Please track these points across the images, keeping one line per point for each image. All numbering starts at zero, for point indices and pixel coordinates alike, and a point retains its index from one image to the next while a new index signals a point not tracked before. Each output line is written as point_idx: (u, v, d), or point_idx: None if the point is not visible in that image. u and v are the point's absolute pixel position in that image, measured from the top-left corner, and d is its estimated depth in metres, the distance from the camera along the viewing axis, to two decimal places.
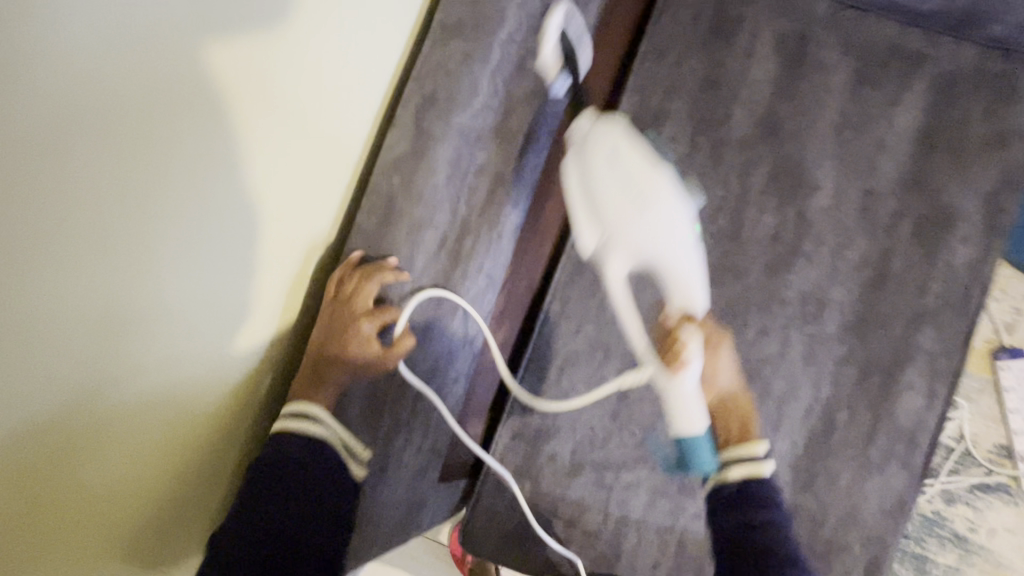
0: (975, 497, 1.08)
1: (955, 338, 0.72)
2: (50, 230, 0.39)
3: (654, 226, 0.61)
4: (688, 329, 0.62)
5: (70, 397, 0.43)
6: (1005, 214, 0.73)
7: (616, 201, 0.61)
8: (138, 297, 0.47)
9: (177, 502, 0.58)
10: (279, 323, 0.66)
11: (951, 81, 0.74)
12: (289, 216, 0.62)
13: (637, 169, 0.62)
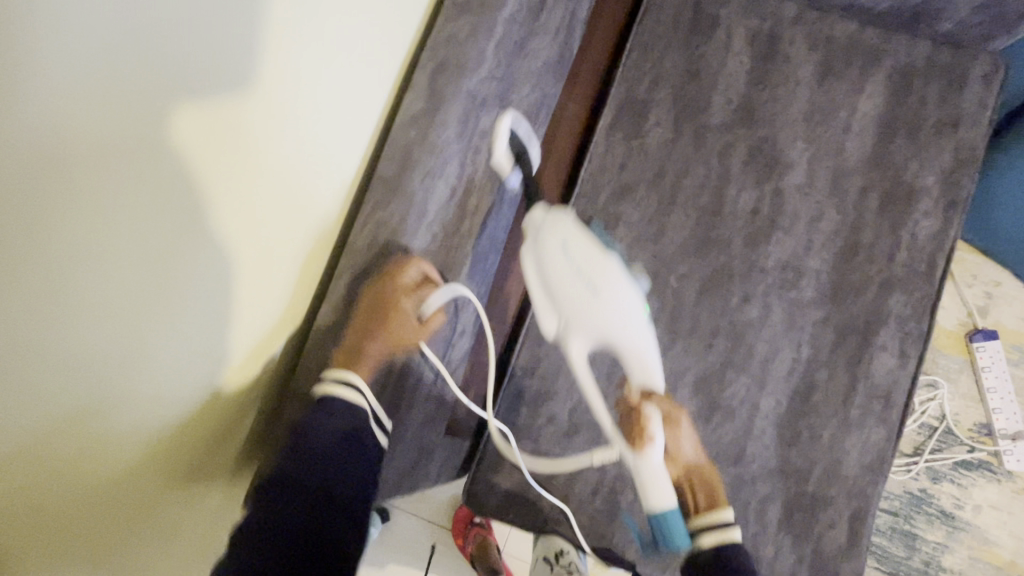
0: (960, 474, 1.12)
1: (923, 302, 0.78)
2: (53, 260, 0.37)
3: (613, 314, 0.64)
4: (650, 411, 0.67)
5: (69, 431, 0.41)
6: (962, 190, 0.80)
7: (575, 294, 0.64)
8: (143, 320, 0.45)
9: (177, 511, 0.57)
10: (285, 319, 0.65)
11: (908, 71, 0.82)
12: (296, 219, 0.61)
13: (589, 262, 0.64)
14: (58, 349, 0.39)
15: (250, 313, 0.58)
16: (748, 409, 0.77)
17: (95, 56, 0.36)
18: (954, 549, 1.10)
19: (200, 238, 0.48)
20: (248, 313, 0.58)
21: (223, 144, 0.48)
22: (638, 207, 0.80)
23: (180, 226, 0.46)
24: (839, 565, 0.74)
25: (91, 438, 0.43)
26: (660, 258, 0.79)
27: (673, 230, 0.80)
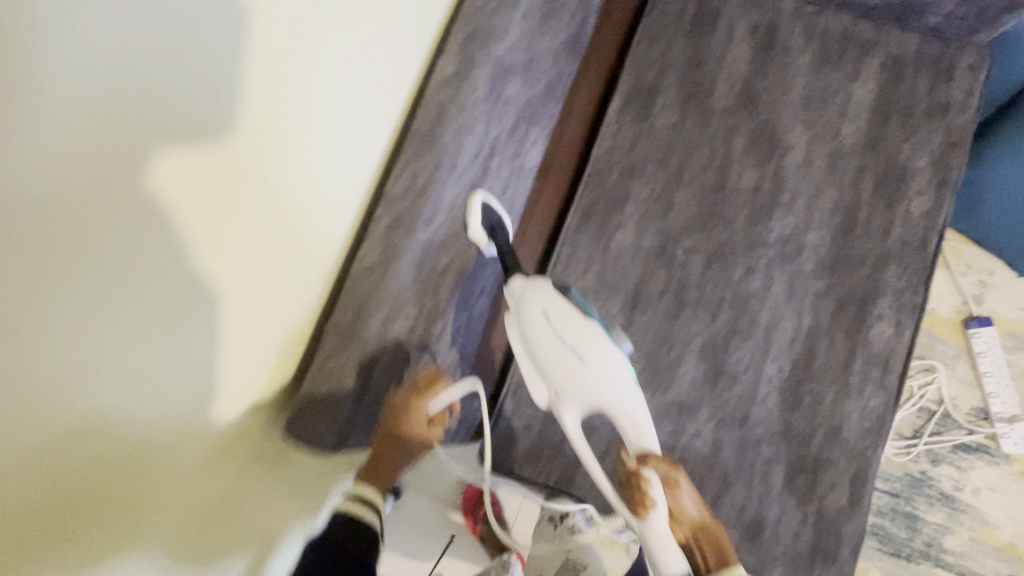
0: (959, 457, 1.15)
1: (917, 276, 0.82)
2: (73, 274, 0.37)
3: (599, 383, 0.61)
4: (647, 474, 0.62)
5: (100, 452, 0.41)
6: (952, 171, 0.84)
7: (560, 364, 0.62)
8: (174, 332, 0.46)
9: (232, 525, 0.58)
10: (313, 318, 0.66)
11: (899, 61, 0.87)
12: (317, 222, 0.61)
13: (570, 329, 0.61)
14: (82, 367, 0.39)
15: (277, 319, 0.59)
16: (752, 375, 0.80)
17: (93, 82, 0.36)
18: (955, 531, 1.12)
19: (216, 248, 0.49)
20: (274, 320, 0.59)
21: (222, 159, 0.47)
22: (646, 184, 0.85)
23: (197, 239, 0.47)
24: (841, 525, 0.77)
25: (123, 461, 0.44)
26: (667, 232, 0.84)
27: (679, 206, 0.85)
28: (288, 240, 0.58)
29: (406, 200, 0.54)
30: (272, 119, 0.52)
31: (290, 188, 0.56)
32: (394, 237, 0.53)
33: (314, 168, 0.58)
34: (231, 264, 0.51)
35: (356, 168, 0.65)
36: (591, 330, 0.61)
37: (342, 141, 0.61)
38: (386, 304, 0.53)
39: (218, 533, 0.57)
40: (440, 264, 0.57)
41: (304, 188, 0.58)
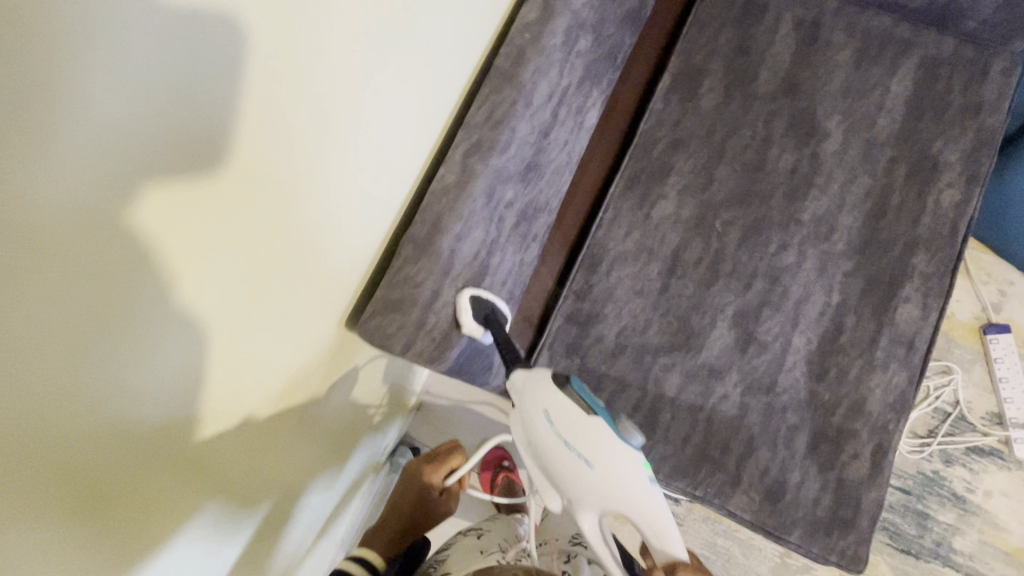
0: (971, 459, 1.16)
1: (944, 262, 0.85)
2: (129, 288, 0.34)
3: (607, 485, 0.52)
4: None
5: (138, 464, 0.40)
6: (982, 167, 0.88)
7: (562, 465, 0.54)
8: (220, 316, 0.44)
9: (254, 467, 0.60)
10: (361, 258, 0.67)
11: (935, 62, 0.92)
12: (358, 183, 0.60)
13: (569, 432, 0.53)
14: (131, 379, 0.36)
15: (313, 281, 0.58)
16: (781, 345, 0.84)
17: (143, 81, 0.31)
18: (965, 532, 1.14)
19: (260, 235, 0.46)
20: (312, 278, 0.58)
21: (281, 157, 0.46)
22: (689, 159, 0.90)
23: (245, 227, 0.44)
24: (860, 493, 0.79)
25: (159, 465, 0.42)
26: (707, 204, 0.88)
27: (719, 181, 0.89)
28: (330, 214, 0.57)
29: (484, 129, 0.59)
30: (320, 94, 0.48)
31: (337, 169, 0.54)
32: (471, 161, 0.59)
33: (360, 145, 0.58)
34: (277, 239, 0.49)
35: (402, 129, 0.65)
36: (596, 435, 0.51)
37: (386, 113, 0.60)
38: (460, 221, 0.58)
39: (246, 480, 0.59)
40: (507, 195, 0.62)
41: (350, 166, 0.57)
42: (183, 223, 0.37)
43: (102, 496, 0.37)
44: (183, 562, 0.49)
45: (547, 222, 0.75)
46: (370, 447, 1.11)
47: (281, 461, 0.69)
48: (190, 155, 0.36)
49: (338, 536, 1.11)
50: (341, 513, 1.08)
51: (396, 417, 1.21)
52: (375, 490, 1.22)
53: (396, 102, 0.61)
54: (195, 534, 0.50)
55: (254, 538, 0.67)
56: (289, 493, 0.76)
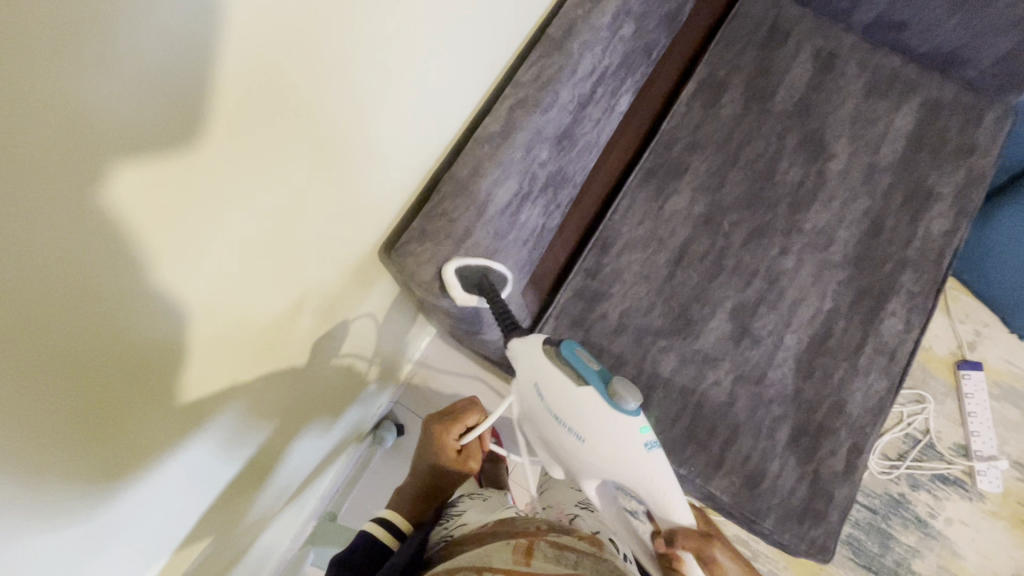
0: (936, 486, 1.21)
1: (928, 284, 0.92)
2: (156, 250, 0.37)
3: (601, 452, 0.62)
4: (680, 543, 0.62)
5: (136, 406, 0.43)
6: (970, 203, 0.96)
7: (561, 435, 0.64)
8: (240, 266, 0.47)
9: (262, 390, 0.64)
10: (388, 204, 0.70)
11: (936, 103, 1.00)
12: (388, 139, 0.62)
13: (563, 411, 0.62)
14: (146, 332, 0.40)
15: (337, 229, 0.61)
16: (772, 341, 0.88)
17: (166, 66, 0.32)
18: (925, 555, 1.18)
19: (278, 198, 0.48)
20: (337, 227, 0.61)
21: (303, 126, 0.47)
22: (704, 161, 0.96)
23: (265, 188, 0.46)
24: (833, 488, 0.83)
25: (157, 408, 0.46)
26: (717, 204, 0.94)
27: (731, 185, 0.95)
28: (355, 172, 0.59)
29: (531, 89, 0.64)
30: (343, 66, 0.48)
31: (362, 132, 0.56)
32: (517, 114, 0.63)
33: (395, 101, 0.60)
34: (298, 197, 0.51)
35: (442, 88, 0.68)
36: (590, 403, 0.60)
37: (425, 78, 0.63)
38: (499, 167, 0.62)
39: (252, 404, 0.63)
40: (542, 154, 0.67)
41: (380, 128, 0.59)
42: (193, 189, 0.38)
43: (99, 437, 0.41)
44: (177, 482, 0.54)
45: (570, 194, 0.80)
46: (356, 413, 1.08)
47: (271, 410, 0.69)
48: (219, 126, 0.38)
49: (314, 501, 1.09)
50: (318, 478, 1.06)
51: (387, 384, 1.18)
52: (355, 460, 1.18)
53: (435, 69, 0.64)
54: (194, 457, 0.55)
55: (235, 476, 0.68)
56: (271, 445, 0.76)
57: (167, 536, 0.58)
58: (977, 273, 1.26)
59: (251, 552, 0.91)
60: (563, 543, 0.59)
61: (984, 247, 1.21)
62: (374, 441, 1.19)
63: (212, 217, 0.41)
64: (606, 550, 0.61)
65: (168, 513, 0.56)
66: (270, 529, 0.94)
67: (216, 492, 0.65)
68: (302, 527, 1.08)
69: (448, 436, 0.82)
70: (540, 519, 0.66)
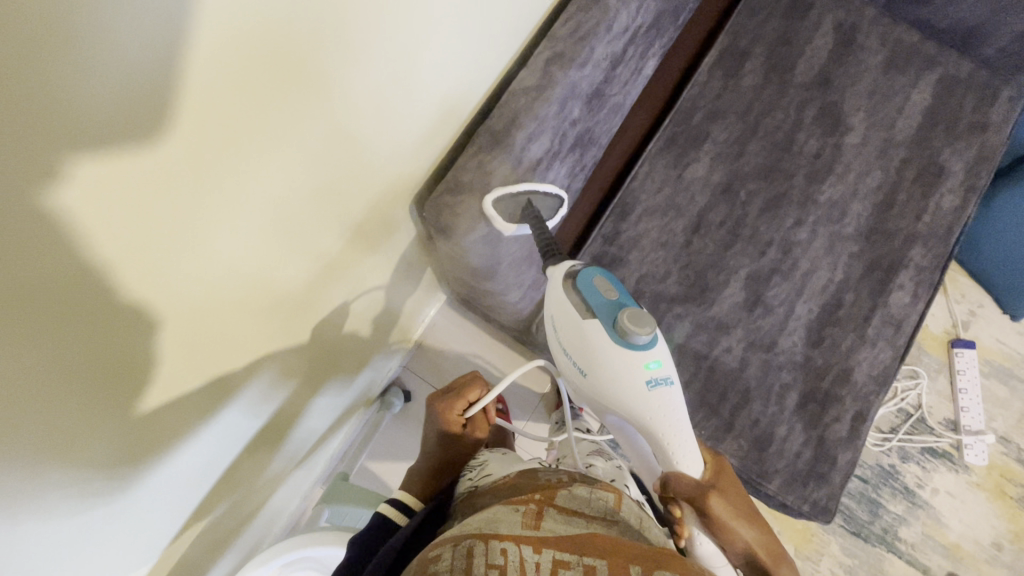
0: (925, 458, 1.26)
1: (935, 259, 0.93)
2: (165, 240, 0.37)
3: (609, 385, 0.61)
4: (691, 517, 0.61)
5: (145, 389, 0.44)
6: (980, 179, 0.97)
7: (573, 372, 0.65)
8: (251, 243, 0.47)
9: (279, 356, 0.65)
10: (410, 160, 0.69)
11: (953, 80, 1.00)
12: (407, 99, 0.61)
13: (574, 343, 0.63)
14: (156, 318, 0.40)
15: (349, 195, 0.60)
16: (785, 310, 0.90)
17: (157, 59, 0.30)
18: (911, 523, 1.22)
19: (283, 176, 0.47)
20: (349, 194, 0.60)
21: (304, 99, 0.45)
22: (723, 131, 0.95)
23: (269, 169, 0.45)
24: (837, 452, 0.85)
25: (169, 387, 0.47)
26: (735, 173, 0.94)
27: (749, 155, 0.95)
28: (367, 138, 0.57)
29: (567, 43, 0.63)
30: (341, 36, 0.45)
31: (378, 96, 0.55)
32: (552, 69, 0.62)
33: (418, 56, 0.58)
34: (303, 172, 0.50)
35: (466, 43, 0.66)
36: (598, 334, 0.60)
37: (452, 34, 0.62)
38: (535, 121, 0.61)
39: (270, 367, 0.64)
40: (574, 111, 0.66)
41: (399, 88, 0.58)
42: (199, 175, 0.37)
43: (115, 420, 0.42)
44: (192, 454, 0.56)
45: (596, 156, 0.79)
46: (367, 376, 1.09)
47: (291, 368, 0.69)
48: (219, 112, 0.37)
49: (322, 463, 1.10)
50: (328, 441, 1.07)
51: (397, 348, 1.17)
52: (363, 424, 1.18)
53: (462, 25, 0.63)
54: (210, 426, 0.56)
55: (254, 434, 0.69)
56: (289, 403, 0.76)
57: (187, 497, 0.60)
58: (979, 256, 1.29)
59: (263, 511, 0.92)
60: (575, 509, 0.58)
61: (987, 229, 1.24)
62: (381, 406, 1.20)
63: (221, 201, 0.41)
64: (624, 509, 0.62)
65: (186, 480, 0.58)
66: (280, 489, 0.95)
67: (234, 453, 0.66)
68: (310, 489, 1.09)
69: (452, 406, 0.86)
70: (563, 471, 0.67)
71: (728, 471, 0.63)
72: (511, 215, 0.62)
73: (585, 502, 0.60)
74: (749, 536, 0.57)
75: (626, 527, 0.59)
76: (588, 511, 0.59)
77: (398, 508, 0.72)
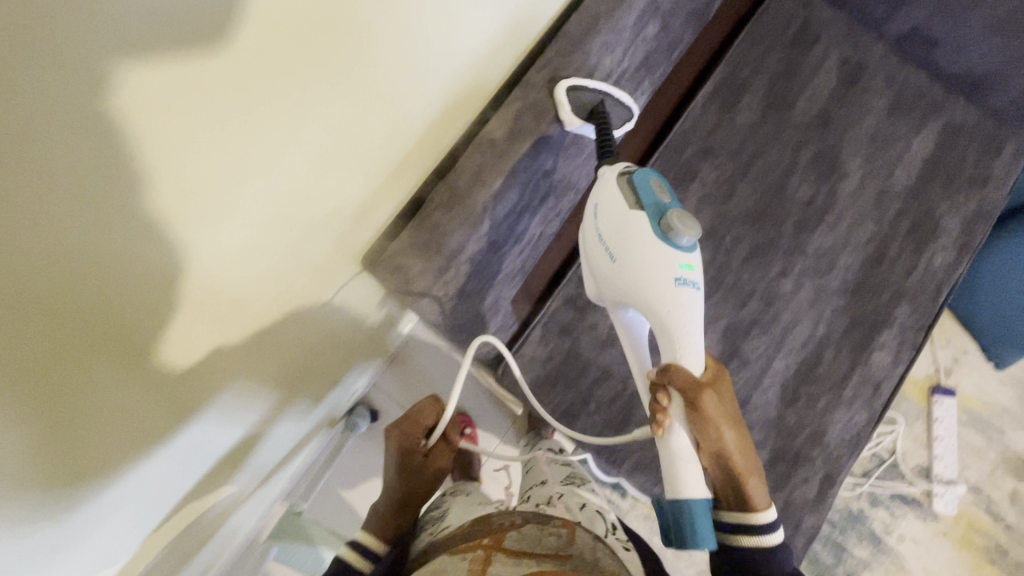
0: (894, 504, 1.24)
1: (921, 318, 0.90)
2: (138, 238, 0.34)
3: (629, 276, 0.55)
4: (675, 408, 0.54)
5: (119, 394, 0.40)
6: (975, 238, 0.93)
7: (596, 259, 0.59)
8: (234, 246, 0.44)
9: (262, 364, 0.61)
10: (378, 206, 0.64)
11: (957, 128, 0.96)
12: (399, 127, 0.58)
13: (610, 227, 0.57)
14: (129, 320, 0.37)
15: (341, 209, 0.57)
16: (761, 364, 0.86)
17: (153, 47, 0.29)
18: (874, 568, 1.21)
19: (281, 179, 0.45)
20: (342, 209, 0.57)
21: (310, 101, 0.43)
22: (714, 169, 0.91)
23: (266, 170, 0.42)
24: (802, 515, 0.83)
25: (142, 391, 0.43)
26: (722, 217, 0.90)
27: (739, 197, 0.91)
28: (366, 153, 0.55)
29: (541, 93, 0.60)
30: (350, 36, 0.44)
31: (375, 105, 0.52)
32: (524, 121, 0.59)
33: (409, 88, 0.56)
34: (302, 177, 0.47)
35: (444, 86, 0.61)
36: (638, 226, 0.55)
37: (430, 76, 0.57)
38: (500, 179, 0.58)
39: (252, 375, 0.60)
40: (547, 163, 0.62)
41: (390, 114, 0.55)
42: (199, 129, 0.34)
43: (82, 429, 0.38)
44: (165, 460, 0.52)
45: (571, 203, 0.75)
46: (336, 396, 1.05)
47: (263, 390, 0.65)
48: (215, 101, 0.35)
49: (284, 480, 1.05)
50: (290, 461, 1.03)
51: (368, 366, 1.12)
52: (328, 442, 1.14)
53: (441, 64, 0.58)
54: (187, 430, 0.53)
55: (221, 455, 0.65)
56: (251, 435, 0.71)
57: (150, 512, 0.56)
58: (974, 305, 1.26)
59: (217, 534, 0.88)
60: (524, 550, 0.56)
61: (979, 276, 1.22)
62: (346, 427, 1.15)
63: (217, 166, 0.37)
64: (577, 540, 0.60)
65: (152, 491, 0.53)
66: (239, 510, 0.91)
67: (198, 473, 0.61)
68: (271, 507, 1.05)
69: (408, 429, 0.82)
70: (517, 512, 0.65)
71: (726, 380, 0.56)
72: (580, 109, 0.61)
73: (535, 542, 0.58)
74: (730, 439, 0.54)
75: (580, 560, 0.56)
76: (540, 550, 0.56)
77: (355, 550, 0.71)
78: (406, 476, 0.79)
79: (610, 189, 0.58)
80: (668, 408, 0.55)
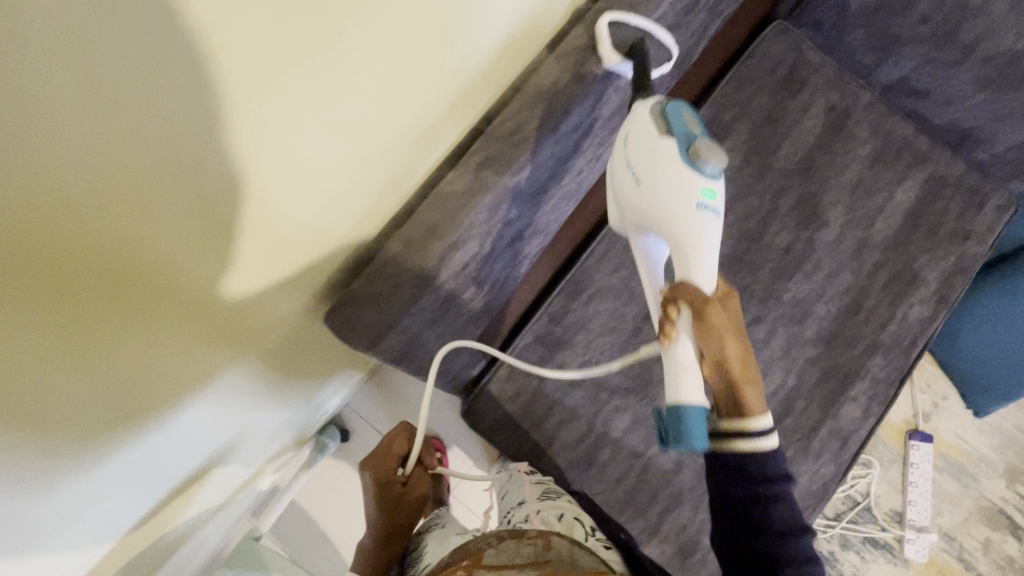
0: (865, 548, 1.24)
1: (894, 372, 0.90)
2: (153, 211, 0.34)
3: (653, 199, 0.51)
4: (684, 317, 0.51)
5: (128, 369, 0.39)
6: (953, 292, 0.93)
7: (620, 182, 0.55)
8: (246, 234, 0.43)
9: (264, 356, 0.60)
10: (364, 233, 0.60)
11: (940, 180, 0.95)
12: (418, 142, 0.57)
13: (640, 149, 0.53)
14: (141, 293, 0.36)
15: (354, 215, 0.56)
16: None
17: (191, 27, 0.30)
18: None
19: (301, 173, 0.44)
20: (356, 215, 0.56)
21: (342, 96, 0.43)
22: None
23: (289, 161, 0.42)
24: None
25: (152, 368, 0.42)
26: None
27: None
28: (387, 160, 0.55)
29: (506, 144, 0.59)
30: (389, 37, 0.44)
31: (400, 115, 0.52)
32: (485, 173, 0.58)
33: (428, 105, 0.55)
34: (323, 172, 0.47)
35: (449, 115, 0.60)
36: (665, 151, 0.51)
37: (436, 102, 0.56)
38: (459, 231, 0.57)
39: (253, 366, 0.59)
40: (509, 214, 0.62)
41: (412, 128, 0.55)
42: (241, 65, 0.34)
43: (89, 399, 0.37)
44: (168, 441, 0.50)
45: (539, 245, 0.75)
46: (310, 412, 1.02)
47: (248, 399, 0.63)
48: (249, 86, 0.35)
49: (252, 497, 1.00)
50: (258, 480, 0.98)
51: (344, 383, 1.10)
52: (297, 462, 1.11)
53: (449, 91, 0.57)
54: (194, 411, 0.52)
55: (202, 460, 0.62)
56: (230, 448, 0.68)
57: (138, 505, 0.53)
58: (962, 353, 1.23)
59: (182, 551, 0.82)
60: (506, 564, 0.56)
61: (962, 323, 1.21)
62: (315, 447, 1.12)
63: (253, 121, 0.37)
64: (554, 547, 0.60)
65: (150, 475, 0.52)
66: (201, 530, 0.84)
67: (186, 470, 0.59)
68: (236, 525, 1.00)
69: (383, 459, 0.82)
70: (492, 533, 0.63)
71: (733, 298, 0.53)
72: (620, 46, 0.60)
73: (514, 554, 0.58)
74: (734, 349, 0.51)
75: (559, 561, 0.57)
76: (519, 562, 0.57)
77: None
78: (389, 508, 0.80)
79: (643, 116, 0.54)
80: (677, 320, 0.50)
